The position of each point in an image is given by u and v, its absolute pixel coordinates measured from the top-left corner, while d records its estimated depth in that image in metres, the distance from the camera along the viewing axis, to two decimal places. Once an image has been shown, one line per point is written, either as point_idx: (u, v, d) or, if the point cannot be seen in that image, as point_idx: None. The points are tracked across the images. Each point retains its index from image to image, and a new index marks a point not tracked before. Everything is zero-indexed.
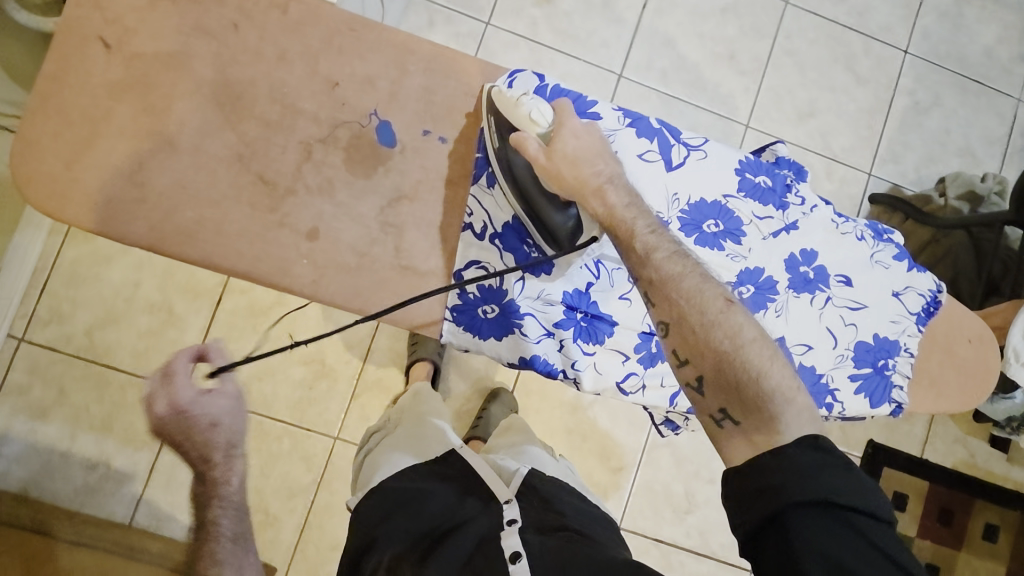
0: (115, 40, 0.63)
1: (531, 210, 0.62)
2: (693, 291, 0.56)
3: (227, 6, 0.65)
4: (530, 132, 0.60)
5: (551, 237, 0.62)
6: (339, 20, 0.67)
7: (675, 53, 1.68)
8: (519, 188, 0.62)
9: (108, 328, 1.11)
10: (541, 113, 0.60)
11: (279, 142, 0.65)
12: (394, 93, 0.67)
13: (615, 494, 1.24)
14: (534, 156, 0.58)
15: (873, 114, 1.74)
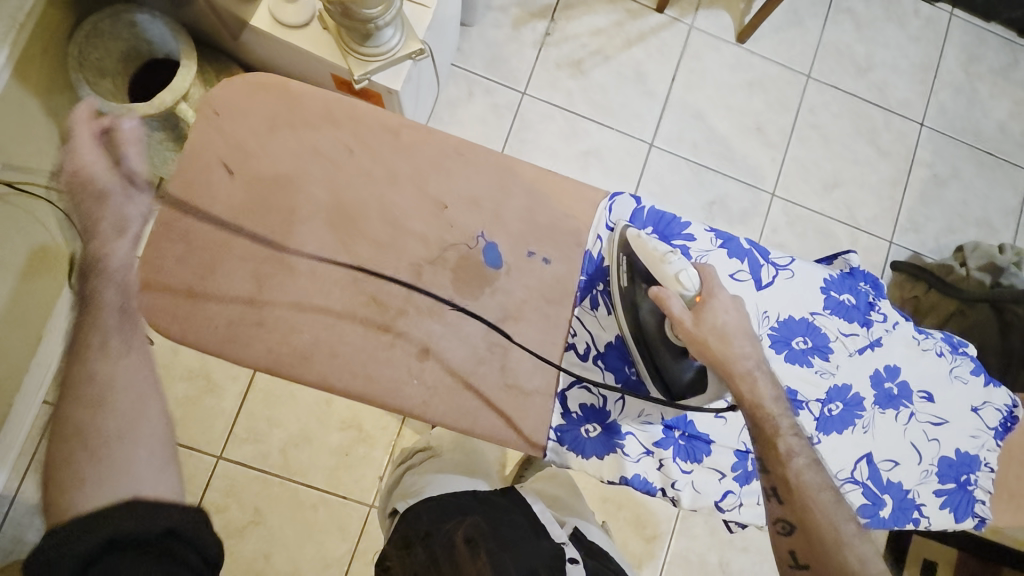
0: (236, 165, 0.65)
1: (651, 356, 0.65)
2: (823, 501, 0.61)
3: (343, 130, 0.67)
4: (673, 290, 0.62)
5: (665, 385, 0.65)
6: (447, 143, 0.69)
7: (705, 126, 1.53)
8: (644, 335, 0.64)
9: None
10: (689, 279, 0.62)
11: (391, 264, 0.66)
12: (498, 214, 0.69)
13: (649, 563, 1.18)
14: (678, 319, 0.61)
15: (896, 185, 1.57)
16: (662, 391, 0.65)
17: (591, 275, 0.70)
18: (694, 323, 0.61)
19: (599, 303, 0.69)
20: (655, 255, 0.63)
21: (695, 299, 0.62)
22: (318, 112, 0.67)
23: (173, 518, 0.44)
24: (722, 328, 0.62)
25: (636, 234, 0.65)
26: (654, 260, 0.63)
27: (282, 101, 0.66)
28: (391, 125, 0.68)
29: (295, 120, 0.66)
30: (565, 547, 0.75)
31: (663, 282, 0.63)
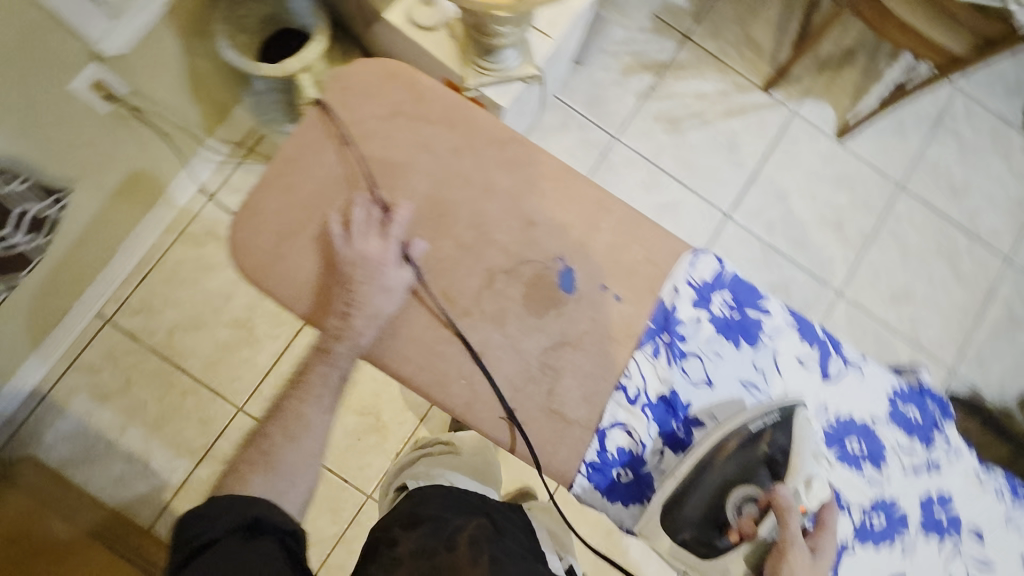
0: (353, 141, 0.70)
1: (688, 497, 0.63)
2: None
3: (454, 131, 0.71)
4: (794, 484, 0.61)
5: (665, 521, 0.63)
6: (550, 167, 0.72)
7: (788, 206, 1.53)
8: (716, 485, 0.62)
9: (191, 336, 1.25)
10: (813, 491, 0.62)
11: (468, 266, 0.68)
12: (581, 245, 0.70)
13: None
14: (786, 518, 0.58)
15: (967, 313, 1.50)
16: (660, 522, 0.64)
17: (659, 324, 0.70)
18: (790, 540, 0.58)
19: (661, 353, 0.69)
20: (808, 447, 0.63)
21: (800, 511, 0.60)
22: (439, 109, 0.71)
23: (280, 518, 0.59)
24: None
25: (802, 416, 0.64)
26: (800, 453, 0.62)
27: (407, 94, 0.71)
28: (502, 137, 0.71)
29: (414, 111, 0.71)
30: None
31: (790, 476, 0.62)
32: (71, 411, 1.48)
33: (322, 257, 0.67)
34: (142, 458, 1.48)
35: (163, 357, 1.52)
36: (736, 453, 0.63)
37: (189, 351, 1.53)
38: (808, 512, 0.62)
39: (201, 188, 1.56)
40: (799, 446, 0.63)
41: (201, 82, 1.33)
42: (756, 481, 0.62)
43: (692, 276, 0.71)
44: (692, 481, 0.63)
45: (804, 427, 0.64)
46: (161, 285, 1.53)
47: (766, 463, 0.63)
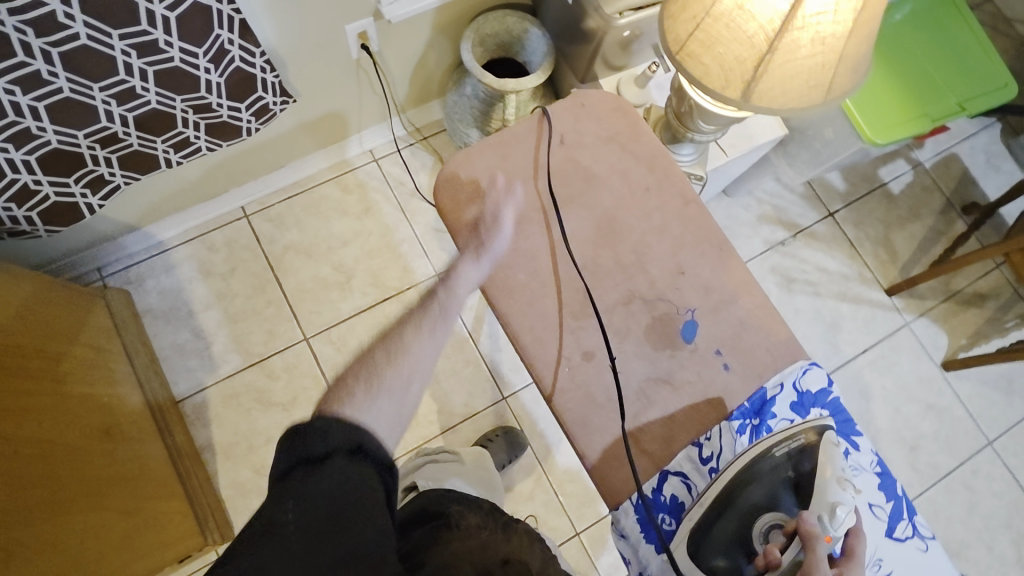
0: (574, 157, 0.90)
1: (720, 521, 0.77)
2: None
3: (651, 181, 0.90)
4: (818, 513, 0.73)
5: (697, 548, 0.77)
6: (714, 235, 0.89)
7: (864, 405, 1.73)
8: (747, 510, 0.77)
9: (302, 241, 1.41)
10: (838, 520, 0.72)
11: (616, 281, 0.86)
12: (716, 308, 0.85)
13: None
14: (806, 532, 0.70)
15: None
16: (690, 548, 0.77)
17: (754, 407, 0.83)
18: (812, 557, 0.67)
19: (745, 431, 0.82)
20: (832, 474, 0.76)
21: (827, 536, 0.71)
22: (646, 158, 0.91)
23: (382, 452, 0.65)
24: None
25: (829, 441, 0.78)
26: (826, 482, 0.75)
27: (628, 140, 0.92)
28: (686, 197, 0.90)
29: (627, 143, 0.92)
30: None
31: (813, 508, 0.75)
32: (176, 272, 1.63)
33: (549, 308, 0.84)
34: (206, 340, 1.60)
35: (269, 265, 1.66)
36: (767, 479, 0.78)
37: (292, 269, 1.67)
38: (836, 541, 0.71)
39: (372, 148, 1.77)
40: (826, 478, 0.76)
41: (423, 70, 1.57)
42: (782, 510, 0.77)
43: (798, 386, 0.83)
44: (726, 503, 0.77)
45: (830, 452, 0.77)
46: (300, 209, 1.71)
47: (789, 486, 0.78)
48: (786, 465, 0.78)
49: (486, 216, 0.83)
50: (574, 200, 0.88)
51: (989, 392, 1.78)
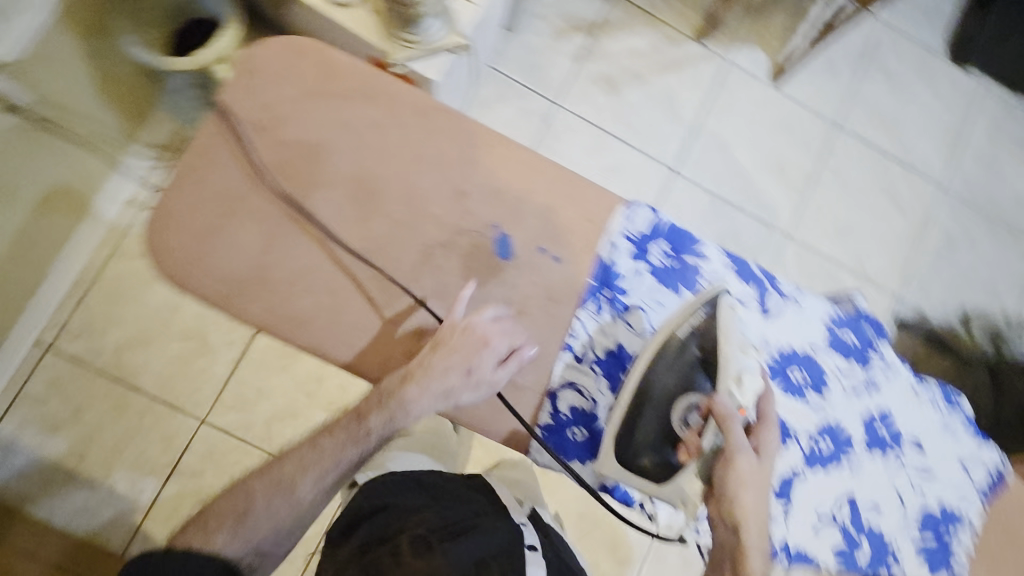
0: (261, 124, 0.66)
1: (639, 422, 0.65)
2: None
3: (376, 106, 0.68)
4: (727, 387, 0.64)
5: (623, 455, 0.65)
6: (473, 129, 0.70)
7: (730, 157, 1.69)
8: (663, 402, 0.65)
9: (139, 351, 1.29)
10: (746, 387, 0.64)
11: (402, 243, 0.67)
12: (516, 207, 0.69)
13: None
14: (727, 422, 0.63)
15: (904, 239, 1.69)
16: (617, 457, 0.65)
17: (601, 280, 0.70)
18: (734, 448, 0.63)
19: (604, 309, 0.70)
20: (736, 340, 0.66)
21: (739, 410, 0.64)
22: (348, 78, 0.68)
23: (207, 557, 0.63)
24: (750, 472, 0.64)
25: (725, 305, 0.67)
26: (731, 349, 0.65)
27: (315, 66, 0.68)
28: (425, 106, 0.69)
29: (330, 88, 0.68)
30: (524, 529, 0.71)
31: (722, 380, 0.65)
32: None
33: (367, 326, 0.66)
34: None
35: (112, 378, 1.28)
36: (674, 362, 0.66)
37: (139, 369, 1.29)
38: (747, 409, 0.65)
39: None
40: (728, 343, 0.65)
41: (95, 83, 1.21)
42: (695, 387, 0.66)
43: (661, 238, 0.72)
44: (639, 403, 0.65)
45: (727, 316, 0.66)
46: None
47: (699, 363, 0.66)
48: (689, 341, 0.67)
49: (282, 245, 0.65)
50: (304, 182, 0.66)
51: (830, 81, 1.75)
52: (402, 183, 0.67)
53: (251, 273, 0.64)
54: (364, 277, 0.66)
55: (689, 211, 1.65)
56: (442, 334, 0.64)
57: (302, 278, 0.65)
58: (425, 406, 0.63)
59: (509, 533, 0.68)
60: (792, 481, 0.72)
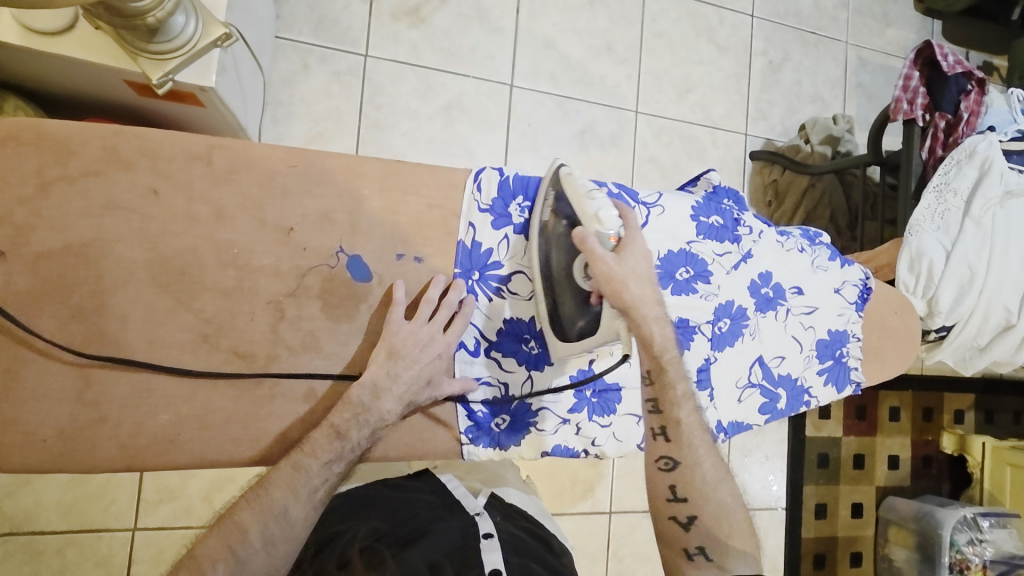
0: (6, 245, 0.53)
1: (558, 297, 0.65)
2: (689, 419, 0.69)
3: (138, 170, 0.56)
4: (591, 228, 0.62)
5: (562, 332, 0.66)
6: (274, 159, 0.61)
7: (557, 55, 1.56)
8: (567, 274, 0.65)
9: (20, 494, 1.02)
10: (608, 220, 0.61)
11: (245, 309, 0.59)
12: (356, 224, 0.62)
13: (602, 483, 1.40)
14: (598, 259, 0.61)
15: (739, 78, 1.74)
16: (558, 338, 0.66)
17: (468, 266, 0.66)
18: (611, 274, 0.61)
19: (479, 293, 0.67)
20: (580, 190, 0.62)
21: (610, 240, 0.62)
22: (97, 151, 0.56)
23: None
24: (626, 276, 0.62)
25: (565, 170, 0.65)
26: (577, 198, 0.62)
27: (45, 150, 0.54)
28: (199, 150, 0.58)
29: (69, 172, 0.55)
30: (479, 520, 0.69)
31: (585, 223, 0.62)
32: None
33: (247, 408, 0.60)
34: None
35: (8, 534, 1.01)
36: (555, 244, 0.65)
37: (32, 513, 1.02)
38: (618, 237, 0.62)
39: None
40: (574, 193, 0.63)
41: None
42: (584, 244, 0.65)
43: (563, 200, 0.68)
44: (549, 285, 0.65)
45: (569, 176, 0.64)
46: None
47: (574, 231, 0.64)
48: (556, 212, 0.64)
49: (107, 369, 0.56)
50: (97, 295, 0.55)
51: None
52: (215, 245, 0.58)
53: (84, 417, 0.55)
54: (221, 370, 0.59)
55: (536, 116, 1.54)
56: (394, 340, 0.61)
57: (132, 406, 0.56)
58: (402, 391, 0.61)
59: (462, 530, 0.67)
60: (708, 369, 0.77)
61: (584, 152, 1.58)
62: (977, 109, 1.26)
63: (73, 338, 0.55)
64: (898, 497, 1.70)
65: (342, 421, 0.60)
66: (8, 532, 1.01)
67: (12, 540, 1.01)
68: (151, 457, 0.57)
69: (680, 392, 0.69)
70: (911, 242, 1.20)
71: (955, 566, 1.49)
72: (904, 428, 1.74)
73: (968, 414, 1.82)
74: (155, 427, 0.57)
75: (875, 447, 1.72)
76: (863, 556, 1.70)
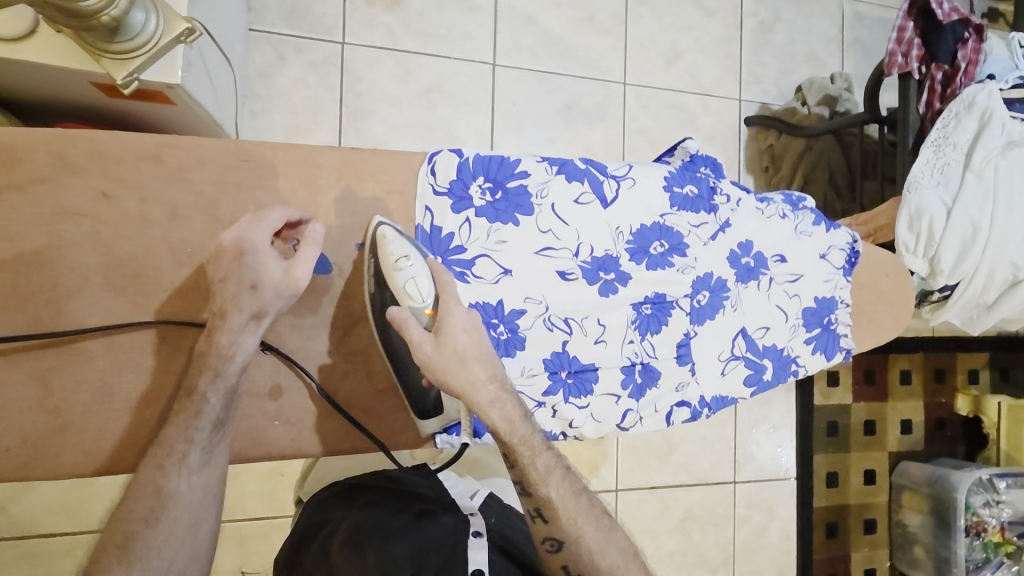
0: None
1: (402, 370, 0.64)
2: (563, 498, 0.62)
3: (87, 173, 0.55)
4: (405, 303, 0.59)
5: (417, 406, 0.65)
6: (225, 154, 0.59)
7: (538, 30, 1.52)
8: (402, 347, 0.63)
9: (27, 499, 1.03)
10: (419, 292, 0.59)
11: (205, 308, 0.59)
12: (314, 216, 0.61)
13: (605, 461, 1.44)
14: (415, 346, 0.58)
15: (729, 42, 1.69)
16: (416, 413, 0.65)
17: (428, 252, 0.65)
18: (428, 360, 0.58)
19: None
20: (390, 261, 0.59)
21: (427, 313, 0.59)
22: (44, 157, 0.54)
23: None
24: (450, 356, 0.59)
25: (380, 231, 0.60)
26: (388, 273, 0.59)
27: None
28: (147, 149, 0.57)
29: (16, 179, 0.53)
30: (472, 518, 0.68)
31: (400, 299, 0.60)
32: None
33: None
34: None
35: (18, 538, 1.03)
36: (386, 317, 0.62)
37: (37, 517, 1.04)
38: (434, 309, 0.60)
39: None
40: (385, 267, 0.59)
41: None
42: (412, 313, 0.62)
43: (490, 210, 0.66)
44: (390, 357, 0.63)
45: (381, 243, 0.60)
46: None
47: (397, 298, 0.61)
48: (380, 283, 0.61)
49: (67, 374, 0.56)
50: (52, 303, 0.55)
51: None
52: (169, 246, 0.57)
53: (48, 424, 0.55)
54: (186, 372, 0.59)
55: (521, 94, 1.51)
56: (225, 260, 0.56)
57: (97, 410, 0.57)
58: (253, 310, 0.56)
59: (453, 526, 0.66)
60: (688, 343, 0.76)
61: (571, 128, 1.55)
62: (975, 57, 1.21)
63: (30, 347, 0.55)
64: (912, 461, 1.67)
65: (194, 372, 0.56)
66: (18, 536, 1.03)
67: (22, 543, 1.04)
68: (119, 460, 0.58)
69: (545, 466, 0.62)
70: (909, 201, 1.16)
71: (971, 529, 1.47)
72: (915, 391, 1.71)
73: (982, 373, 1.78)
74: (124, 430, 0.58)
75: (886, 412, 1.69)
76: (877, 523, 1.68)
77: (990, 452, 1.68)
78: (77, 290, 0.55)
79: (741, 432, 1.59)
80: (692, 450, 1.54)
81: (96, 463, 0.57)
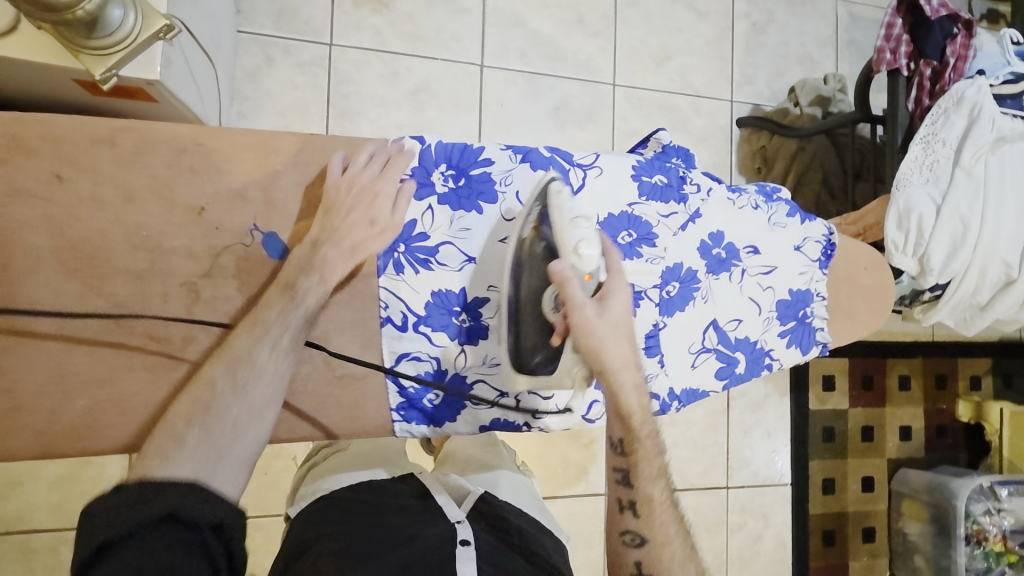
0: None
1: (519, 327, 0.65)
2: (658, 499, 0.66)
3: (41, 156, 0.55)
4: (569, 261, 0.61)
5: (515, 360, 0.66)
6: (181, 137, 0.59)
7: (527, 31, 1.53)
8: (531, 304, 0.64)
9: (11, 495, 1.03)
10: (587, 256, 0.61)
11: (158, 292, 0.58)
12: (270, 200, 0.61)
13: (594, 465, 1.37)
14: (574, 304, 0.60)
15: (720, 44, 1.68)
16: (512, 367, 0.66)
17: (392, 237, 0.64)
18: (582, 320, 0.60)
19: (404, 266, 0.65)
20: (566, 217, 0.63)
21: (586, 278, 0.62)
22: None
23: None
24: (601, 326, 0.61)
25: (553, 192, 0.64)
26: (562, 228, 0.62)
27: None
28: (103, 133, 0.57)
29: None
30: (459, 527, 0.67)
31: (564, 258, 0.62)
32: None
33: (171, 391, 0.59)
34: None
35: (3, 534, 1.03)
36: (530, 270, 0.63)
37: (25, 513, 1.04)
38: (594, 276, 0.62)
39: None
40: (558, 222, 0.62)
41: None
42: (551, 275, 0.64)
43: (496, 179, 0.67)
44: (515, 312, 0.64)
45: (558, 204, 0.63)
46: None
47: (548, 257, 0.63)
48: (530, 236, 0.64)
49: (18, 356, 0.55)
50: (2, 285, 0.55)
51: None
52: (123, 229, 0.57)
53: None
54: (140, 355, 0.58)
55: (510, 95, 1.52)
56: (333, 200, 0.61)
57: (47, 392, 0.56)
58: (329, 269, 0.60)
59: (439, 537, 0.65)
60: (657, 335, 0.74)
61: (561, 129, 1.55)
62: (964, 53, 1.20)
63: None
64: (911, 468, 1.64)
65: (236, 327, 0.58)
66: (3, 532, 1.03)
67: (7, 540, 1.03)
68: (70, 443, 0.58)
69: (654, 468, 0.66)
70: (898, 199, 1.14)
71: (971, 537, 1.43)
72: (914, 397, 1.68)
73: (984, 380, 1.74)
74: (75, 412, 0.57)
75: (885, 417, 1.66)
76: (876, 531, 1.65)
77: (992, 460, 1.63)
78: (28, 273, 0.55)
79: (735, 437, 1.56)
80: (684, 454, 1.52)
81: (46, 446, 0.57)
